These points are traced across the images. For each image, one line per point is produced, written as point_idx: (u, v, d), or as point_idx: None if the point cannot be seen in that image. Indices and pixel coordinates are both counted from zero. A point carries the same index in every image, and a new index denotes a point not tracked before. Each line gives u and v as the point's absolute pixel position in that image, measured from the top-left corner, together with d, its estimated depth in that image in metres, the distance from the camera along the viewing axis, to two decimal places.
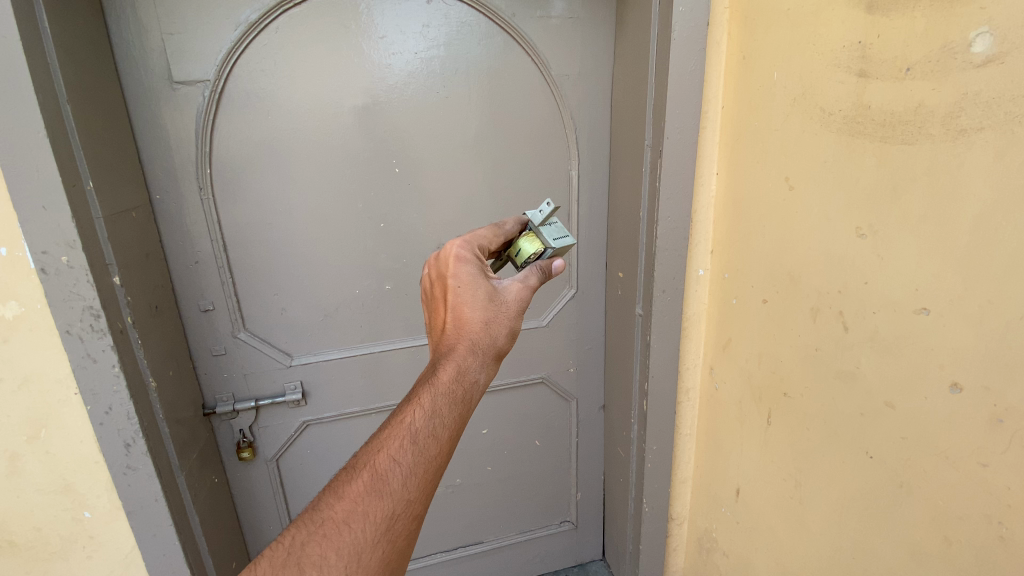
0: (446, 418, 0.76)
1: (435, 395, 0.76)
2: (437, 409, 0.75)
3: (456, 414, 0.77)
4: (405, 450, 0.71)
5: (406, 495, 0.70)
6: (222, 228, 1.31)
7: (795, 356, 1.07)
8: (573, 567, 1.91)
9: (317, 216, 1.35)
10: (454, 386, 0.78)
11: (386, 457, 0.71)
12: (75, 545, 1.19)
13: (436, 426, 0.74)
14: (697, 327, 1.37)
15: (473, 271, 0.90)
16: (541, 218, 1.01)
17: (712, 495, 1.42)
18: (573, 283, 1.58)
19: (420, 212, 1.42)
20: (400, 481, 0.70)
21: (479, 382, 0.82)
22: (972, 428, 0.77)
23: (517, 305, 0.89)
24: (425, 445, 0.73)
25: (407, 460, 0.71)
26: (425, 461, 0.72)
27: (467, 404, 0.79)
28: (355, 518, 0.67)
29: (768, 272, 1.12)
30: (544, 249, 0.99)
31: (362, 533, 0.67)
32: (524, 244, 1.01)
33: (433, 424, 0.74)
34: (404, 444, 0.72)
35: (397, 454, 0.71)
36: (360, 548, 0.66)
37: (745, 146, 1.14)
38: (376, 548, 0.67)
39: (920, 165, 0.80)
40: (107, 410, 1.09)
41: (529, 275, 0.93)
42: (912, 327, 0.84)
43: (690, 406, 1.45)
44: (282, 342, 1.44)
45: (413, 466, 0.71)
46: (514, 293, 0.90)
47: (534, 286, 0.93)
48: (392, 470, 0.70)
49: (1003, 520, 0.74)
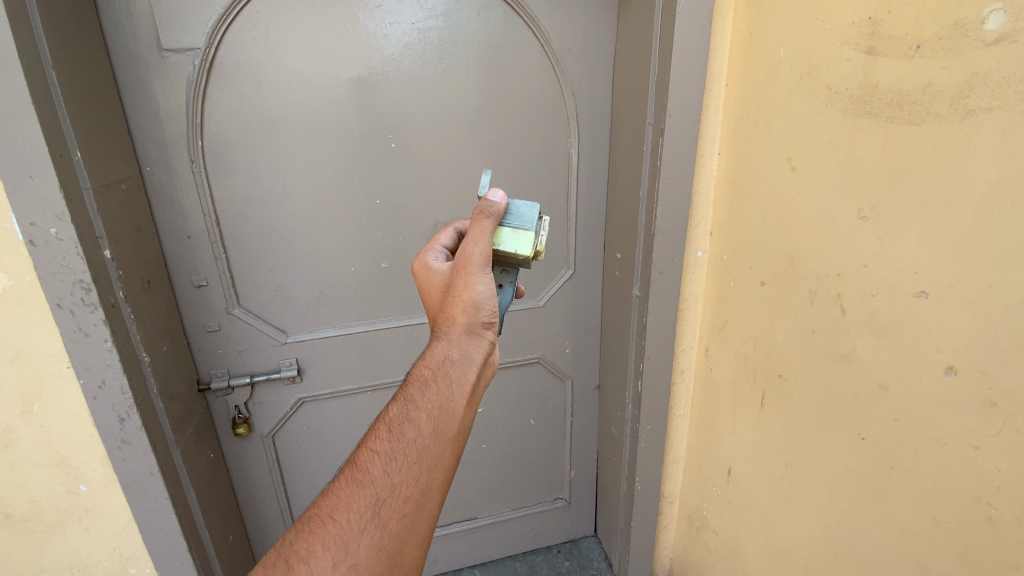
0: (419, 403, 0.76)
1: (410, 386, 0.78)
2: (410, 397, 0.76)
3: (431, 397, 0.76)
4: (381, 440, 0.73)
5: (388, 480, 0.70)
6: (215, 202, 1.28)
7: (792, 339, 1.07)
8: (566, 543, 1.94)
9: (312, 192, 1.33)
10: (422, 372, 0.79)
11: (364, 450, 0.73)
12: (71, 518, 1.19)
13: (409, 412, 0.75)
14: (694, 309, 1.37)
15: (425, 268, 0.92)
16: (510, 210, 0.92)
17: (703, 474, 1.44)
18: (571, 264, 1.57)
19: (416, 189, 1.39)
20: (380, 467, 0.71)
21: (449, 359, 0.79)
22: (965, 411, 0.77)
23: (470, 270, 0.85)
24: (400, 431, 0.73)
25: (384, 448, 0.72)
26: (402, 446, 0.72)
27: (440, 381, 0.77)
28: (338, 509, 0.68)
29: (767, 254, 1.11)
30: (502, 223, 0.90)
31: (348, 523, 0.67)
32: (507, 237, 0.89)
33: (404, 410, 0.75)
34: (379, 434, 0.73)
35: (374, 445, 0.73)
36: (348, 537, 0.67)
37: (748, 126, 1.12)
38: (364, 535, 0.67)
39: (925, 146, 0.78)
40: (100, 384, 1.09)
41: (478, 232, 0.87)
42: (910, 311, 0.83)
43: (684, 387, 1.45)
44: (277, 319, 1.43)
45: (390, 452, 0.71)
46: (464, 256, 0.85)
47: (484, 239, 0.86)
48: (369, 459, 0.71)
49: (991, 502, 0.75)
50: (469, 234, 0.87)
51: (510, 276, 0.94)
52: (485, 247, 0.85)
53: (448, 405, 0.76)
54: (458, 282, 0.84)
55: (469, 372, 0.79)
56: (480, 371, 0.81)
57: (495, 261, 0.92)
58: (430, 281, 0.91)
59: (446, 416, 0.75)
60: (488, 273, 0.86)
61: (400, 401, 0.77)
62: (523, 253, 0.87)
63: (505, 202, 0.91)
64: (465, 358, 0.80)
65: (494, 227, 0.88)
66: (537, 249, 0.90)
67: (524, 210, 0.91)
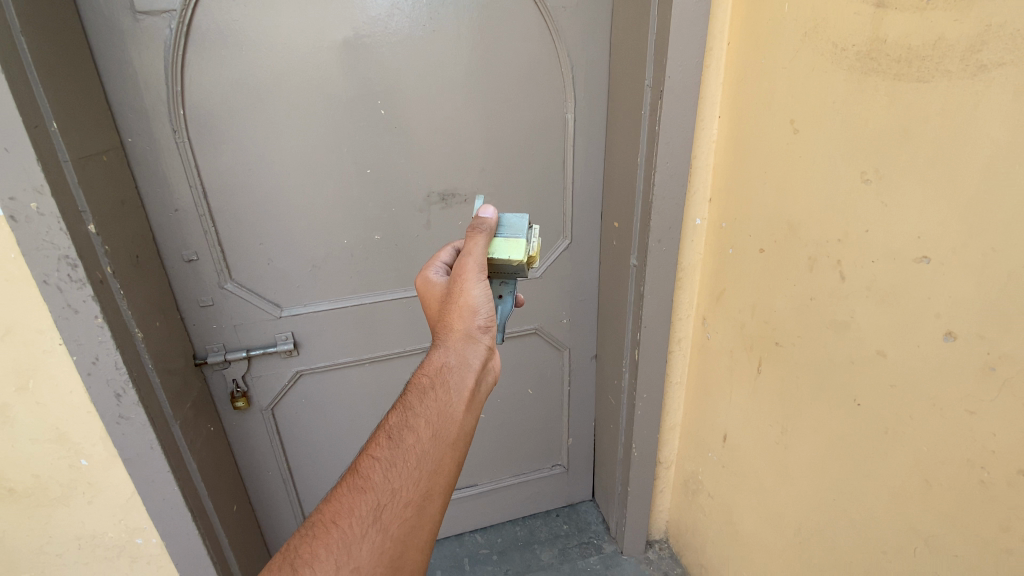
0: (418, 410, 0.76)
1: (409, 394, 0.78)
2: (410, 404, 0.77)
3: (430, 404, 0.76)
4: (381, 446, 0.73)
5: (388, 486, 0.70)
6: (201, 174, 1.25)
7: (790, 306, 1.06)
8: (564, 508, 1.98)
9: (301, 162, 1.29)
10: (421, 380, 0.79)
11: (365, 457, 0.73)
12: (74, 491, 1.20)
13: (409, 419, 0.75)
14: (691, 277, 1.36)
15: (425, 282, 0.94)
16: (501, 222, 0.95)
17: (699, 441, 1.46)
18: (567, 233, 1.54)
19: (408, 158, 1.36)
20: (380, 473, 0.71)
21: (447, 365, 0.79)
22: (963, 376, 0.77)
23: (466, 279, 0.86)
24: (400, 438, 0.73)
25: (383, 455, 0.72)
26: (402, 452, 0.72)
27: (438, 388, 0.77)
28: (341, 514, 0.68)
29: (767, 220, 1.09)
30: (495, 234, 0.94)
31: (350, 528, 0.67)
32: (500, 246, 0.91)
33: (404, 417, 0.75)
34: (379, 442, 0.74)
35: (374, 452, 0.73)
36: (350, 541, 0.66)
37: (750, 88, 1.08)
38: (365, 539, 0.67)
39: (933, 104, 0.75)
40: (94, 361, 1.08)
41: (473, 243, 0.89)
42: (910, 276, 0.82)
43: (681, 355, 1.46)
44: (271, 293, 1.41)
45: (390, 457, 0.72)
46: (460, 267, 0.87)
47: (479, 250, 0.89)
48: (370, 465, 0.72)
49: (985, 465, 0.75)
50: (465, 246, 0.90)
51: (509, 287, 0.95)
52: (480, 254, 0.87)
53: (446, 411, 0.76)
54: (455, 290, 0.85)
55: (468, 378, 0.79)
56: (479, 377, 0.81)
57: (491, 273, 0.94)
58: (429, 293, 0.92)
59: (445, 421, 0.75)
60: (485, 280, 0.86)
61: (399, 409, 0.77)
62: (516, 258, 0.89)
63: (496, 216, 0.94)
64: (463, 363, 0.80)
65: (488, 238, 0.91)
66: (529, 253, 0.92)
67: (514, 221, 0.95)
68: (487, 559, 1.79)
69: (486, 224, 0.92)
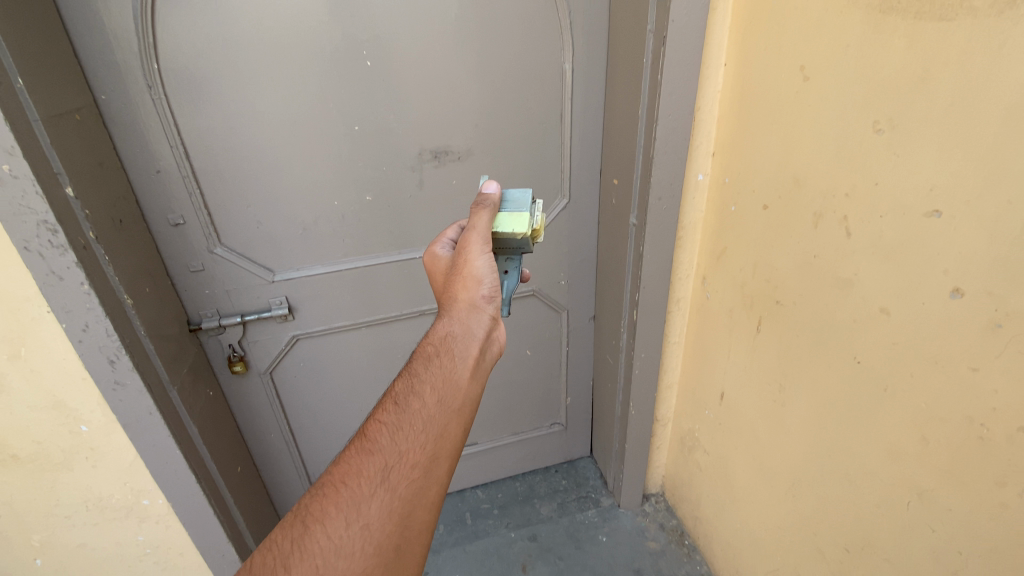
0: (424, 376, 0.76)
1: (415, 362, 0.79)
2: (416, 371, 0.77)
3: (436, 370, 0.77)
4: (388, 411, 0.73)
5: (396, 448, 0.70)
6: (181, 133, 1.19)
7: (793, 264, 1.04)
8: (563, 464, 2.02)
9: (286, 119, 1.23)
10: (426, 349, 0.80)
11: (372, 422, 0.73)
12: (77, 456, 1.21)
13: (415, 385, 0.75)
14: (692, 236, 1.33)
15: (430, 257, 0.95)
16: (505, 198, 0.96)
17: (697, 399, 1.47)
18: (565, 192, 1.50)
19: (397, 113, 1.29)
20: (388, 436, 0.71)
21: (452, 334, 0.80)
22: (967, 334, 0.75)
23: (471, 251, 0.86)
24: (407, 402, 0.73)
25: (391, 419, 0.72)
26: (409, 415, 0.72)
27: (443, 355, 0.78)
28: (350, 474, 0.68)
29: (772, 175, 1.05)
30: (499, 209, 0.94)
31: (358, 487, 0.67)
32: (504, 219, 0.92)
33: (410, 383, 0.76)
34: (386, 407, 0.74)
35: (381, 416, 0.73)
36: (358, 500, 0.66)
37: (759, 32, 1.01)
38: (374, 498, 0.66)
39: (955, 46, 0.70)
40: (84, 328, 1.06)
41: (477, 217, 0.90)
42: (919, 231, 0.79)
43: (680, 315, 1.45)
44: (262, 257, 1.38)
45: (397, 422, 0.72)
46: (464, 239, 0.88)
47: (483, 223, 0.89)
48: (377, 429, 0.71)
49: (985, 422, 0.75)
50: (469, 220, 0.91)
51: (514, 264, 0.94)
52: (485, 226, 0.87)
53: (452, 378, 0.76)
54: (459, 261, 0.86)
55: (472, 348, 0.80)
56: (483, 346, 0.82)
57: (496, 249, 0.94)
58: (435, 268, 0.93)
59: (451, 388, 0.76)
60: (489, 252, 0.87)
61: (405, 376, 0.77)
62: (519, 231, 0.89)
63: (499, 192, 0.96)
64: (467, 333, 0.81)
65: (492, 213, 0.91)
66: (534, 228, 0.93)
67: (517, 197, 0.95)
68: (488, 513, 1.84)
69: (491, 200, 0.94)
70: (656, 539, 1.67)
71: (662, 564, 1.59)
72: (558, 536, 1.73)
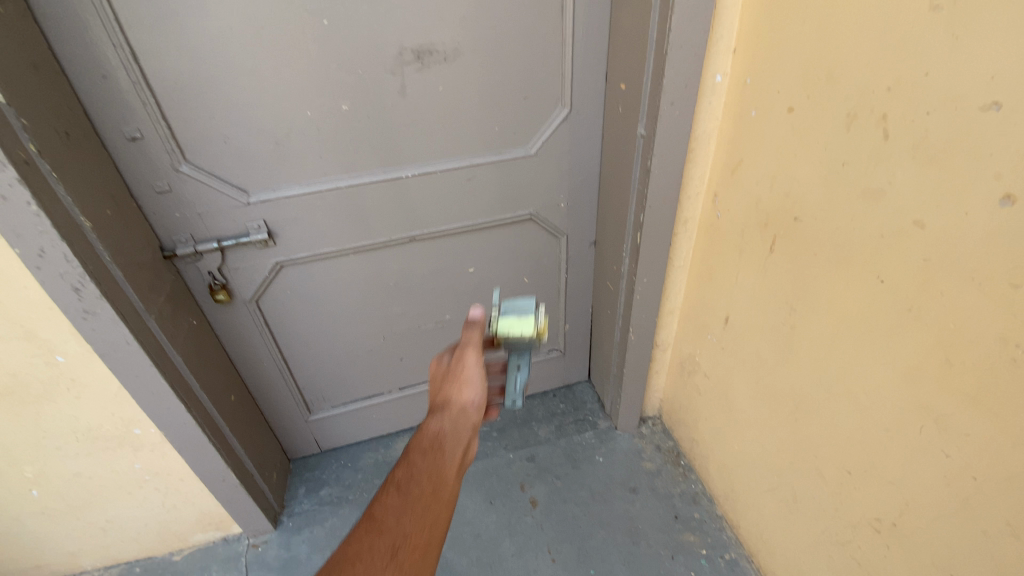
0: (421, 464, 0.82)
1: (412, 452, 0.84)
2: (413, 459, 0.82)
3: (432, 457, 0.83)
4: (392, 494, 0.77)
5: (402, 529, 0.73)
6: (123, 30, 1.03)
7: (817, 176, 0.93)
8: (561, 389, 2.02)
9: (241, 12, 1.06)
10: (422, 441, 0.85)
11: (376, 503, 0.76)
12: (57, 388, 1.17)
13: (413, 471, 0.80)
14: (705, 148, 1.21)
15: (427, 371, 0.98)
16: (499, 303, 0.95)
17: (699, 324, 1.42)
18: (565, 101, 1.34)
19: (371, 4, 1.11)
20: (394, 515, 0.74)
21: (444, 431, 0.87)
22: (1014, 246, 0.67)
23: (464, 368, 0.92)
24: (409, 486, 0.78)
25: (395, 501, 0.76)
26: (413, 496, 0.77)
27: (441, 448, 0.85)
28: (362, 554, 0.70)
29: (802, 72, 0.92)
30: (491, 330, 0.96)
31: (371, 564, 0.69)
32: (501, 324, 0.92)
33: (409, 469, 0.81)
34: (390, 490, 0.77)
35: (384, 498, 0.76)
36: None
37: None
38: None
39: None
40: (40, 253, 0.97)
41: (466, 334, 0.94)
42: (970, 128, 0.69)
43: (686, 237, 1.36)
44: (233, 176, 1.25)
45: (402, 503, 0.76)
46: (458, 361, 0.93)
47: (474, 341, 0.94)
48: (384, 511, 0.75)
49: (1020, 343, 0.69)
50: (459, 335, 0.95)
51: (522, 358, 0.98)
52: (477, 340, 0.92)
53: (445, 464, 0.83)
54: (451, 379, 0.92)
55: (461, 445, 0.87)
56: (468, 438, 0.89)
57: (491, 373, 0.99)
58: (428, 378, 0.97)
59: (444, 472, 0.82)
60: (480, 365, 0.93)
61: (403, 464, 0.82)
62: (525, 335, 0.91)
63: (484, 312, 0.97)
64: (456, 424, 0.88)
65: (483, 329, 0.95)
66: (539, 331, 0.93)
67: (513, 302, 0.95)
68: (487, 436, 1.84)
69: (480, 317, 0.96)
70: (652, 460, 1.70)
71: (657, 483, 1.63)
72: (556, 457, 1.75)
